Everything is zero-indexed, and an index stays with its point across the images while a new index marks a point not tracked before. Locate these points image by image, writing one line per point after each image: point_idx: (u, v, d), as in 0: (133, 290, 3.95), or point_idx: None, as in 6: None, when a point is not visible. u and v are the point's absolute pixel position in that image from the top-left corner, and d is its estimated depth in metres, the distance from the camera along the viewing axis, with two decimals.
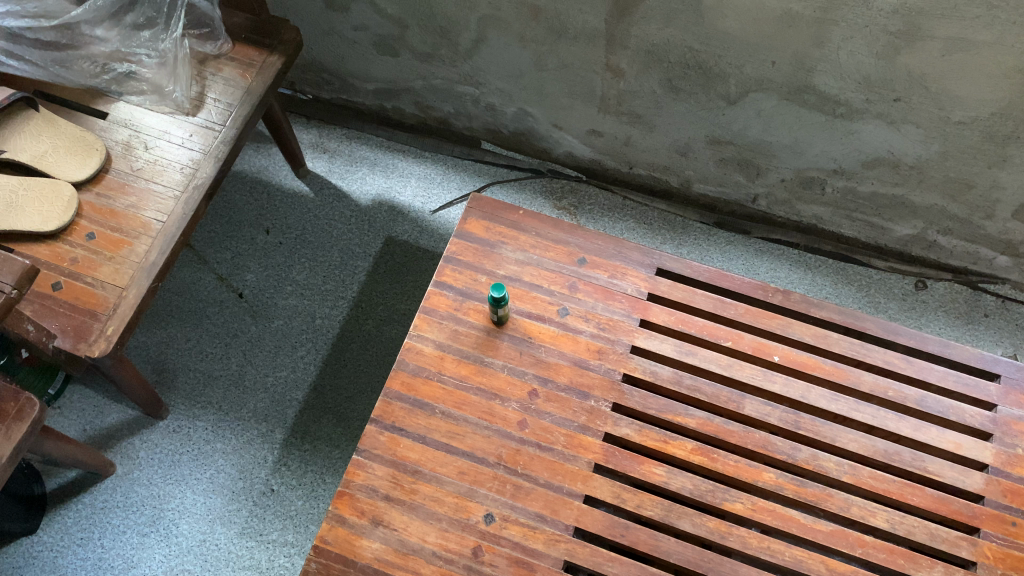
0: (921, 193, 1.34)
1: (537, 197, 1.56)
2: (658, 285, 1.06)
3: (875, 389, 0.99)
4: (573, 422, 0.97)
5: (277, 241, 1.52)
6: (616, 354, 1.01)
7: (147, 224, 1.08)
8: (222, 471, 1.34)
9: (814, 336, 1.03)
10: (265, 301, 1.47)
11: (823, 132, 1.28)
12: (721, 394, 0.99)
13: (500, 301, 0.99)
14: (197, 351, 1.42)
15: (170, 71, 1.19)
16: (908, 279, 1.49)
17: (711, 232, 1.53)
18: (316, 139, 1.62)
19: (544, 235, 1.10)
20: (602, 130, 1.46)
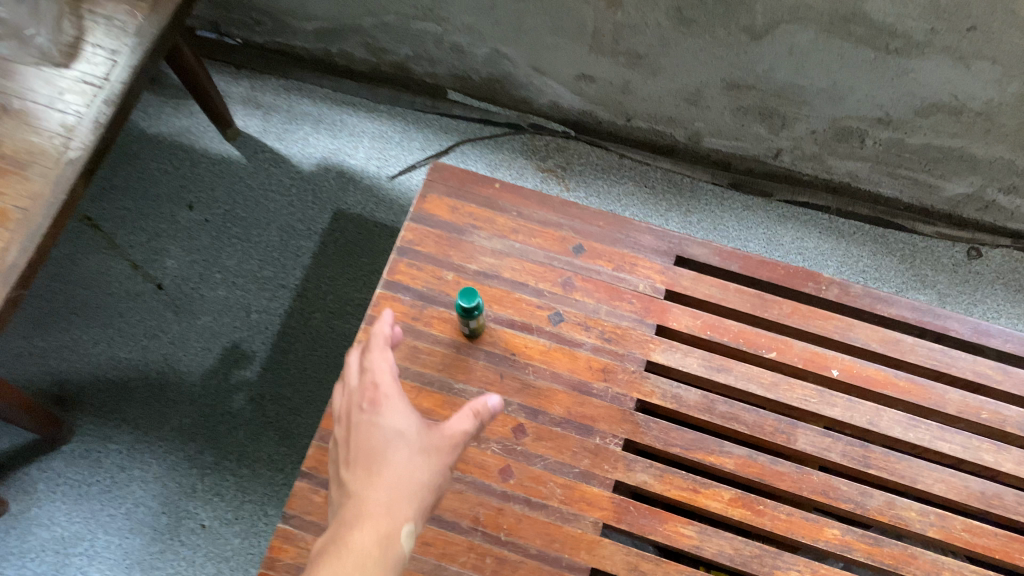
0: (985, 145, 1.10)
1: (517, 158, 1.32)
2: (677, 278, 0.82)
3: (965, 410, 0.76)
4: (572, 468, 0.74)
5: (202, 219, 1.26)
6: (626, 374, 0.77)
7: (3, 212, 0.81)
8: (141, 504, 1.09)
9: (882, 341, 0.79)
10: (189, 293, 1.21)
11: (871, 72, 1.03)
12: (766, 424, 0.76)
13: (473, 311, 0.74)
14: (107, 357, 1.17)
15: (30, 8, 0.90)
16: (959, 246, 1.26)
17: (725, 195, 1.30)
18: (248, 93, 1.34)
19: (528, 216, 0.85)
20: (594, 75, 1.19)
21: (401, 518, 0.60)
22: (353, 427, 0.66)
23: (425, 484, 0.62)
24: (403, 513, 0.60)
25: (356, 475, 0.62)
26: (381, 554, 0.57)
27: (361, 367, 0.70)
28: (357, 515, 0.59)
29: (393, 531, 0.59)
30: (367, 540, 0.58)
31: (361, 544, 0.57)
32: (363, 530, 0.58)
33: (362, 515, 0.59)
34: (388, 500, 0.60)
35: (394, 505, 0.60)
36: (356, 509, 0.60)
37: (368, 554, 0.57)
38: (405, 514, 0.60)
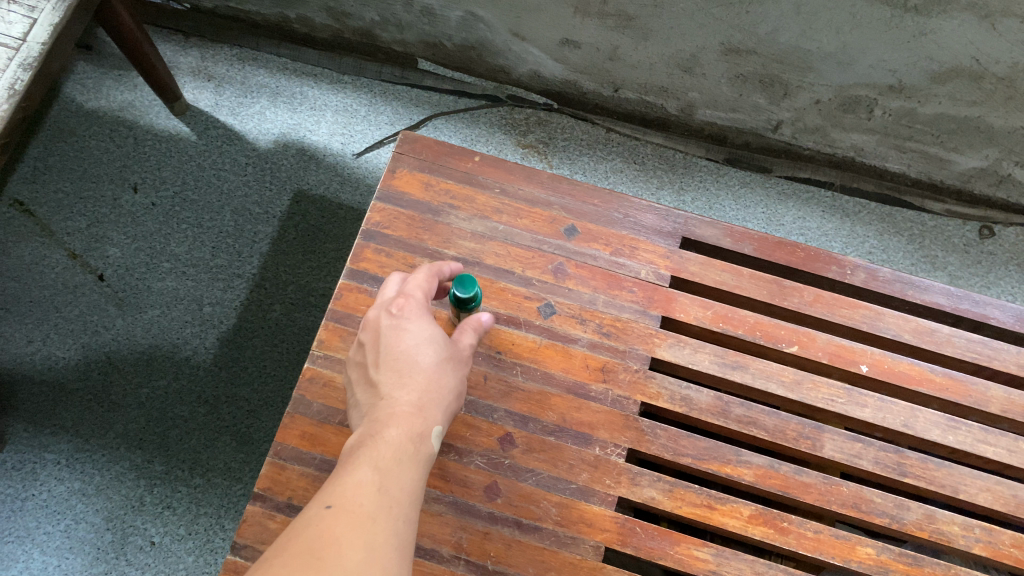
0: (1004, 113, 1.01)
1: (495, 133, 1.22)
2: (683, 263, 0.72)
3: (1009, 409, 0.67)
4: (569, 484, 0.64)
5: (148, 202, 1.14)
6: (629, 375, 0.68)
7: None
8: (82, 520, 0.98)
9: (915, 332, 0.70)
10: (135, 284, 1.09)
11: (887, 34, 0.93)
12: (789, 428, 0.66)
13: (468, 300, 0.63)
14: (43, 357, 1.05)
15: None
16: (970, 225, 1.17)
17: (720, 171, 1.20)
18: (198, 64, 1.22)
19: (513, 194, 0.74)
20: (579, 40, 1.09)
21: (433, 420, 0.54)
22: (376, 329, 0.58)
23: (454, 389, 0.57)
24: (435, 412, 0.55)
25: (383, 377, 0.56)
26: (415, 454, 0.52)
27: (396, 283, 0.63)
28: (389, 414, 0.53)
29: (426, 430, 0.54)
30: (402, 437, 0.52)
31: (396, 441, 0.52)
32: (397, 427, 0.53)
33: (394, 415, 0.53)
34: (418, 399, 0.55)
35: (426, 405, 0.55)
36: (386, 410, 0.54)
37: (403, 452, 0.51)
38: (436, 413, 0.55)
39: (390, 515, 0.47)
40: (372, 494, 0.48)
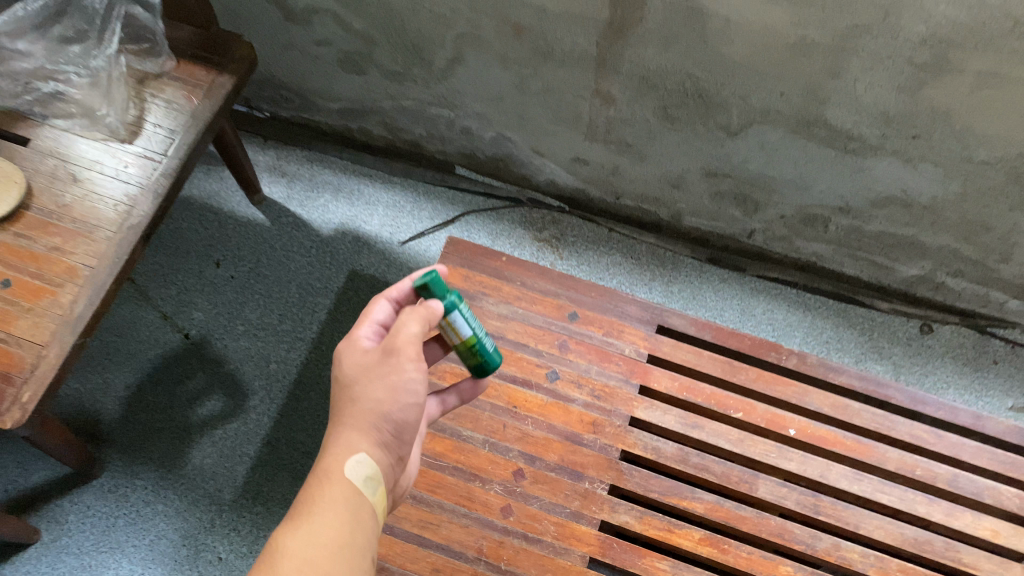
0: (933, 234, 1.24)
1: (516, 229, 1.46)
2: (658, 344, 0.94)
3: (902, 468, 0.88)
4: (564, 508, 0.85)
5: (228, 275, 1.38)
6: (613, 428, 0.89)
7: (73, 269, 0.93)
8: (163, 536, 1.18)
9: (833, 406, 0.91)
10: (214, 343, 1.32)
11: (832, 168, 1.17)
12: (732, 474, 0.87)
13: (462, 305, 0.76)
14: (136, 400, 1.27)
15: (103, 92, 1.03)
16: (913, 322, 1.39)
17: (703, 269, 1.44)
18: (274, 162, 1.49)
19: (531, 285, 0.98)
20: (587, 158, 1.34)
21: (354, 468, 0.65)
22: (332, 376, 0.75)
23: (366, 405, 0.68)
24: (350, 446, 0.66)
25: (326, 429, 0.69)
26: (338, 506, 0.63)
27: None
28: (317, 478, 0.65)
29: (341, 474, 0.65)
30: (325, 497, 0.63)
31: (321, 503, 0.63)
32: (321, 490, 0.64)
33: (321, 478, 0.65)
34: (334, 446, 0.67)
35: (340, 446, 0.67)
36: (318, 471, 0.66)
37: (324, 512, 0.62)
38: (349, 449, 0.66)
39: (315, 567, 0.58)
40: (300, 550, 0.58)
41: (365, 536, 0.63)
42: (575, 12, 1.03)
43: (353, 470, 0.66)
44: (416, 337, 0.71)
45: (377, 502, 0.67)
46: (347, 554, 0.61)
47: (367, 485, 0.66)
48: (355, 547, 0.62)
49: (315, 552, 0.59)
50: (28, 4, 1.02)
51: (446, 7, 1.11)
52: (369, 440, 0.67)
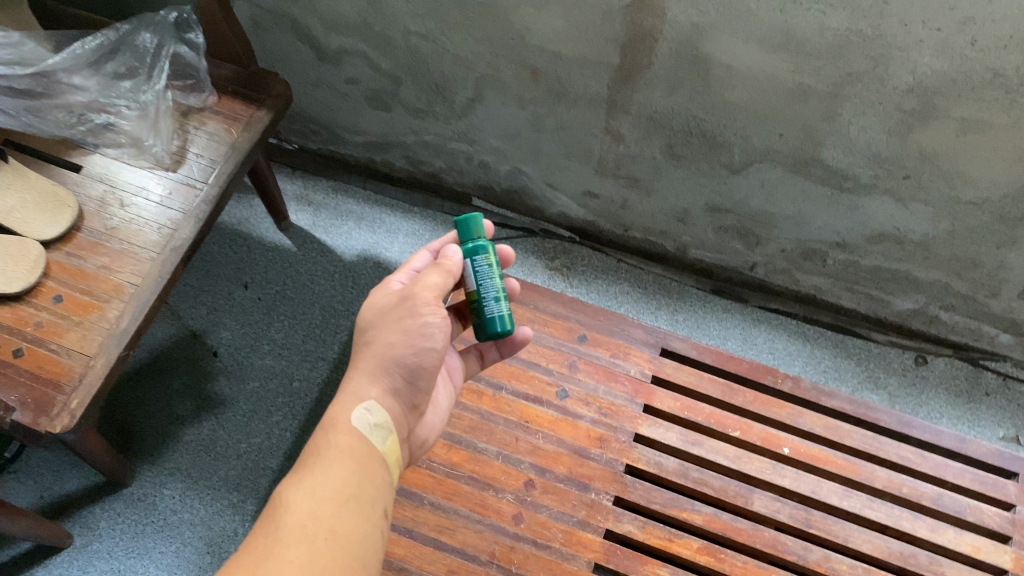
0: (925, 269, 1.30)
1: (529, 257, 1.53)
2: (662, 366, 1.02)
3: (889, 485, 0.94)
4: (572, 516, 0.91)
5: (255, 297, 1.45)
6: (618, 443, 0.96)
7: (119, 287, 1.00)
8: (189, 543, 1.22)
9: (825, 426, 0.98)
10: (241, 361, 1.39)
11: (828, 206, 1.24)
12: (729, 488, 0.94)
13: (478, 249, 0.78)
14: (166, 414, 1.32)
15: (150, 124, 1.12)
16: (908, 353, 1.45)
17: (707, 299, 1.50)
18: (301, 191, 1.58)
19: (543, 309, 1.05)
20: (598, 192, 1.42)
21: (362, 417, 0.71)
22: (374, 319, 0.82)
23: (380, 349, 0.73)
24: (357, 399, 0.72)
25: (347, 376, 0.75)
26: (347, 454, 0.69)
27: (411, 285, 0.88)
28: (330, 426, 0.71)
29: (347, 425, 0.71)
30: (336, 445, 0.69)
31: (332, 449, 0.69)
32: (333, 438, 0.70)
33: (334, 427, 0.71)
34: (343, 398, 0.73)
35: (347, 399, 0.72)
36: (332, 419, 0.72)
37: (334, 458, 0.68)
38: (357, 401, 0.72)
39: (319, 519, 0.63)
40: (304, 503, 0.64)
41: (372, 485, 0.69)
42: (588, 57, 1.12)
43: (360, 420, 0.71)
44: (436, 285, 0.75)
45: (386, 450, 0.72)
46: (351, 504, 0.66)
47: (374, 433, 0.72)
48: (360, 495, 0.68)
49: (319, 504, 0.65)
50: (87, 44, 1.13)
51: (468, 50, 1.20)
52: (379, 387, 0.73)
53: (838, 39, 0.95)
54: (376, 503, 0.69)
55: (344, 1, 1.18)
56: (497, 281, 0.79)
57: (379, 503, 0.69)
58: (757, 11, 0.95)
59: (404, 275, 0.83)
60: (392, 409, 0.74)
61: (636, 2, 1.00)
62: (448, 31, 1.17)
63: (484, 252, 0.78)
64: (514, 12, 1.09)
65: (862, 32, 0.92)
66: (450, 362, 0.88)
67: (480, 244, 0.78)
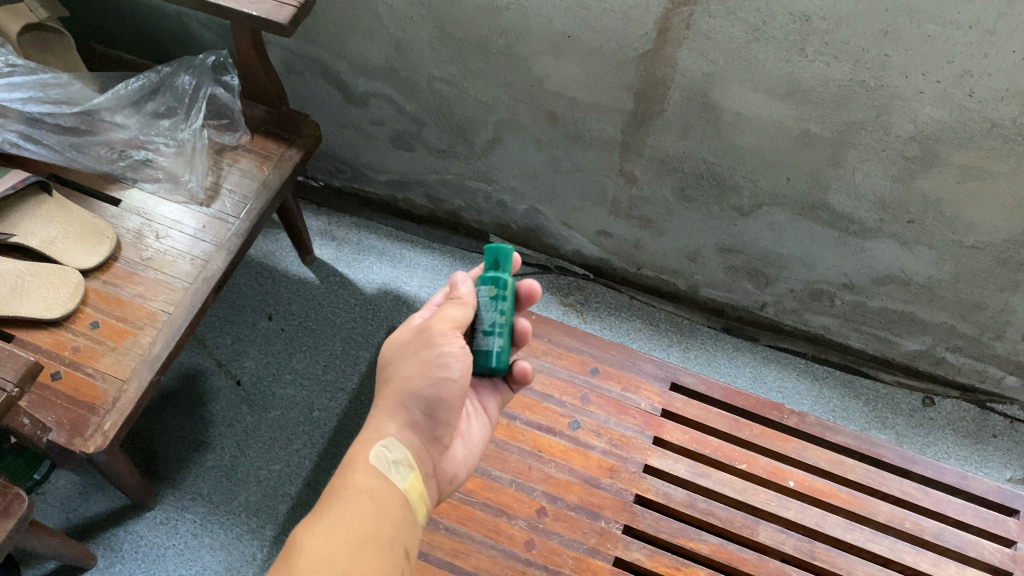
0: (930, 311, 1.33)
1: (544, 293, 1.58)
2: (672, 400, 1.05)
3: (892, 519, 0.96)
4: (582, 544, 0.94)
5: (278, 328, 1.50)
6: (628, 474, 0.99)
7: (153, 314, 1.05)
8: (208, 567, 1.23)
9: (829, 461, 1.01)
10: (263, 390, 1.43)
11: (835, 248, 1.28)
12: (735, 519, 0.96)
13: (488, 281, 0.82)
14: (190, 440, 1.36)
15: (185, 160, 1.19)
16: (915, 394, 1.47)
17: (718, 337, 1.54)
18: (325, 227, 1.64)
19: (557, 341, 1.09)
20: (611, 231, 1.46)
21: (382, 459, 0.73)
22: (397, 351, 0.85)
23: (397, 385, 0.76)
24: (374, 438, 0.75)
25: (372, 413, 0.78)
26: (368, 495, 0.70)
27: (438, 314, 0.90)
28: (349, 468, 0.72)
29: (367, 463, 0.73)
30: (355, 485, 0.70)
31: (352, 490, 0.70)
32: (352, 479, 0.71)
33: (354, 469, 0.72)
34: (362, 439, 0.75)
35: (366, 440, 0.75)
36: (351, 461, 0.73)
37: (354, 498, 0.69)
38: (374, 440, 0.74)
39: (336, 555, 0.64)
40: (318, 544, 0.64)
41: (393, 523, 0.69)
42: (604, 103, 1.17)
43: (378, 458, 0.73)
44: (450, 314, 0.78)
45: (407, 488, 0.73)
46: (369, 544, 0.66)
47: (393, 469, 0.73)
48: (379, 534, 0.68)
49: (335, 544, 0.65)
50: (129, 85, 1.22)
51: (488, 95, 1.25)
52: (398, 423, 0.75)
53: (842, 90, 0.99)
54: (396, 542, 0.69)
55: (372, 47, 1.25)
56: (494, 316, 0.81)
57: (401, 544, 0.69)
58: (764, 62, 1.00)
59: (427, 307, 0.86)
60: (412, 444, 0.76)
61: (649, 52, 1.05)
62: (470, 76, 1.23)
63: (490, 286, 0.81)
64: (533, 60, 1.15)
65: (864, 83, 0.97)
66: (482, 394, 0.90)
67: (496, 278, 0.82)
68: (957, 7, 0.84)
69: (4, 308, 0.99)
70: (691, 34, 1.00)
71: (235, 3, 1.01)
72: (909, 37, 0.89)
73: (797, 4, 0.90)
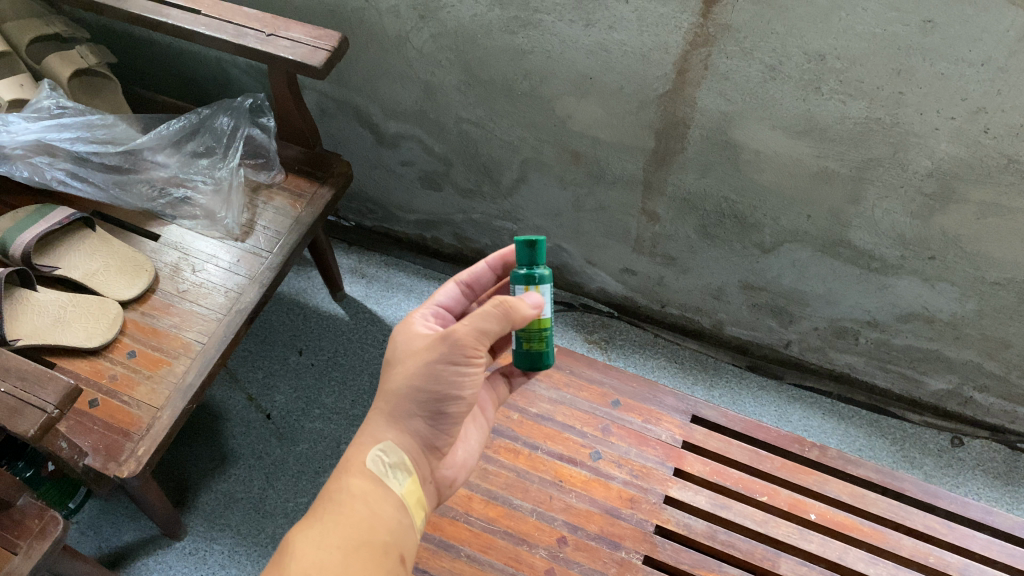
0: (956, 349, 1.33)
1: (568, 330, 1.60)
2: (692, 432, 1.07)
3: (915, 554, 0.96)
4: (602, 573, 0.94)
5: (309, 362, 1.53)
6: (649, 504, 1.00)
7: (187, 344, 1.08)
8: None
9: (851, 494, 1.01)
10: (293, 423, 1.45)
11: (857, 285, 1.29)
12: (757, 551, 0.96)
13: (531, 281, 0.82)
14: (220, 472, 1.37)
15: (223, 197, 1.24)
16: (944, 435, 1.46)
17: (743, 375, 1.55)
18: (356, 264, 1.69)
19: (578, 373, 1.13)
20: (635, 269, 1.49)
21: (376, 461, 0.74)
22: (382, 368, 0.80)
23: None
24: (371, 442, 0.76)
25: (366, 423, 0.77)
26: (362, 498, 0.72)
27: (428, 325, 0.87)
28: (345, 471, 0.74)
29: (362, 467, 0.74)
30: (349, 488, 0.72)
31: (345, 493, 0.72)
32: (347, 481, 0.73)
33: (349, 471, 0.74)
34: (357, 441, 0.76)
35: (362, 442, 0.76)
36: (347, 463, 0.75)
37: (346, 502, 0.71)
38: (371, 443, 0.76)
39: (325, 565, 0.65)
40: (310, 550, 0.66)
41: (385, 527, 0.71)
42: (625, 142, 1.20)
43: (374, 461, 0.74)
44: (489, 335, 0.74)
45: (403, 492, 0.74)
46: (359, 551, 0.68)
47: (390, 473, 0.74)
48: (371, 540, 0.69)
49: (325, 552, 0.67)
50: (170, 126, 1.28)
51: (514, 135, 1.29)
52: (398, 427, 0.75)
53: (858, 127, 1.01)
54: (389, 547, 0.70)
55: (402, 90, 1.30)
56: None
57: (394, 549, 0.71)
58: (781, 101, 1.02)
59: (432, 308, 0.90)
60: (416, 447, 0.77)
61: (669, 92, 1.09)
62: (496, 117, 1.27)
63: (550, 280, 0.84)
64: (556, 101, 1.19)
65: (881, 120, 0.99)
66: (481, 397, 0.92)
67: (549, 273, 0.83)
68: (967, 44, 0.86)
69: (47, 339, 1.04)
70: (709, 74, 1.03)
71: (272, 49, 1.06)
72: (922, 75, 0.91)
73: (812, 44, 0.93)
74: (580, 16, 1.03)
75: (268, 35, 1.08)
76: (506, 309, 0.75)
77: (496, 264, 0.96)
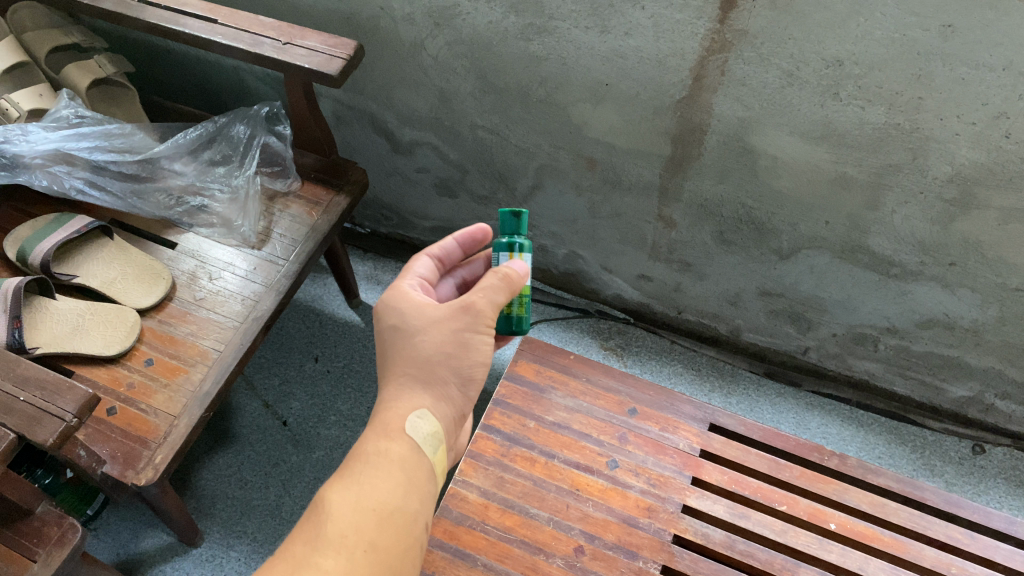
0: (976, 355, 1.31)
1: (584, 336, 1.60)
2: (710, 441, 1.07)
3: (938, 564, 0.95)
4: None
5: (324, 369, 1.54)
6: (666, 514, 0.99)
7: (204, 352, 1.08)
8: None
9: (872, 504, 1.01)
10: (309, 430, 1.45)
11: (876, 291, 1.27)
12: (775, 562, 0.95)
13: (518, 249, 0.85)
14: (237, 478, 1.37)
15: (239, 206, 1.24)
16: (965, 442, 1.44)
17: (760, 382, 1.54)
18: (371, 270, 1.70)
19: (594, 381, 1.13)
20: (651, 275, 1.49)
21: (409, 424, 0.70)
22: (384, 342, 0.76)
23: None
24: (409, 407, 0.72)
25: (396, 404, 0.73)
26: (397, 460, 0.68)
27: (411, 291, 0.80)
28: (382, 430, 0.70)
29: (400, 431, 0.70)
30: (387, 449, 0.69)
31: (382, 454, 0.68)
32: (385, 442, 0.69)
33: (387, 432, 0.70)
34: (394, 402, 0.72)
35: (400, 405, 0.72)
36: (382, 424, 0.71)
37: (384, 464, 0.68)
38: (409, 408, 0.72)
39: (360, 532, 0.63)
40: (348, 514, 0.63)
41: (418, 496, 0.68)
42: (642, 149, 1.20)
43: (412, 428, 0.70)
44: (499, 308, 0.76)
45: (435, 460, 0.71)
46: (393, 518, 0.65)
47: (426, 442, 0.71)
48: (404, 506, 0.66)
49: (361, 515, 0.64)
50: (187, 135, 1.29)
51: (530, 142, 1.29)
52: (433, 395, 0.73)
53: (877, 133, 1.00)
54: (419, 515, 0.67)
55: (417, 98, 1.30)
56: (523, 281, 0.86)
57: (423, 516, 0.68)
58: (799, 107, 1.02)
59: (418, 282, 0.82)
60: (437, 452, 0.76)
61: (685, 98, 1.08)
62: (512, 124, 1.27)
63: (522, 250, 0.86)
64: (572, 108, 1.18)
65: (899, 126, 0.98)
66: None
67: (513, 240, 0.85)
68: (988, 49, 0.85)
69: (65, 347, 1.04)
70: (726, 81, 1.03)
71: (288, 58, 1.06)
72: (941, 80, 0.90)
73: (830, 49, 0.93)
74: (595, 23, 1.03)
75: (284, 43, 1.08)
76: (508, 284, 0.77)
77: (464, 240, 0.89)
